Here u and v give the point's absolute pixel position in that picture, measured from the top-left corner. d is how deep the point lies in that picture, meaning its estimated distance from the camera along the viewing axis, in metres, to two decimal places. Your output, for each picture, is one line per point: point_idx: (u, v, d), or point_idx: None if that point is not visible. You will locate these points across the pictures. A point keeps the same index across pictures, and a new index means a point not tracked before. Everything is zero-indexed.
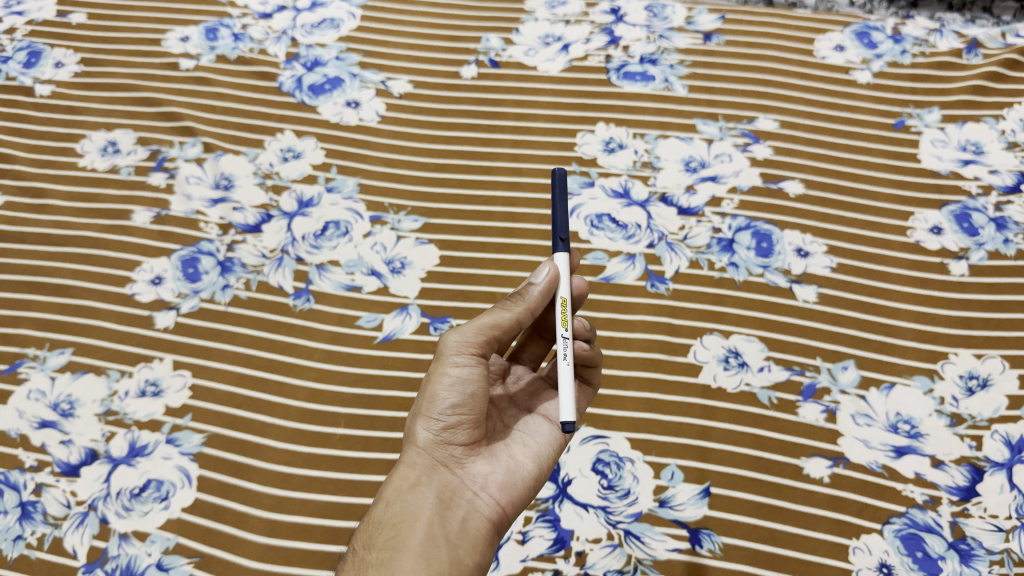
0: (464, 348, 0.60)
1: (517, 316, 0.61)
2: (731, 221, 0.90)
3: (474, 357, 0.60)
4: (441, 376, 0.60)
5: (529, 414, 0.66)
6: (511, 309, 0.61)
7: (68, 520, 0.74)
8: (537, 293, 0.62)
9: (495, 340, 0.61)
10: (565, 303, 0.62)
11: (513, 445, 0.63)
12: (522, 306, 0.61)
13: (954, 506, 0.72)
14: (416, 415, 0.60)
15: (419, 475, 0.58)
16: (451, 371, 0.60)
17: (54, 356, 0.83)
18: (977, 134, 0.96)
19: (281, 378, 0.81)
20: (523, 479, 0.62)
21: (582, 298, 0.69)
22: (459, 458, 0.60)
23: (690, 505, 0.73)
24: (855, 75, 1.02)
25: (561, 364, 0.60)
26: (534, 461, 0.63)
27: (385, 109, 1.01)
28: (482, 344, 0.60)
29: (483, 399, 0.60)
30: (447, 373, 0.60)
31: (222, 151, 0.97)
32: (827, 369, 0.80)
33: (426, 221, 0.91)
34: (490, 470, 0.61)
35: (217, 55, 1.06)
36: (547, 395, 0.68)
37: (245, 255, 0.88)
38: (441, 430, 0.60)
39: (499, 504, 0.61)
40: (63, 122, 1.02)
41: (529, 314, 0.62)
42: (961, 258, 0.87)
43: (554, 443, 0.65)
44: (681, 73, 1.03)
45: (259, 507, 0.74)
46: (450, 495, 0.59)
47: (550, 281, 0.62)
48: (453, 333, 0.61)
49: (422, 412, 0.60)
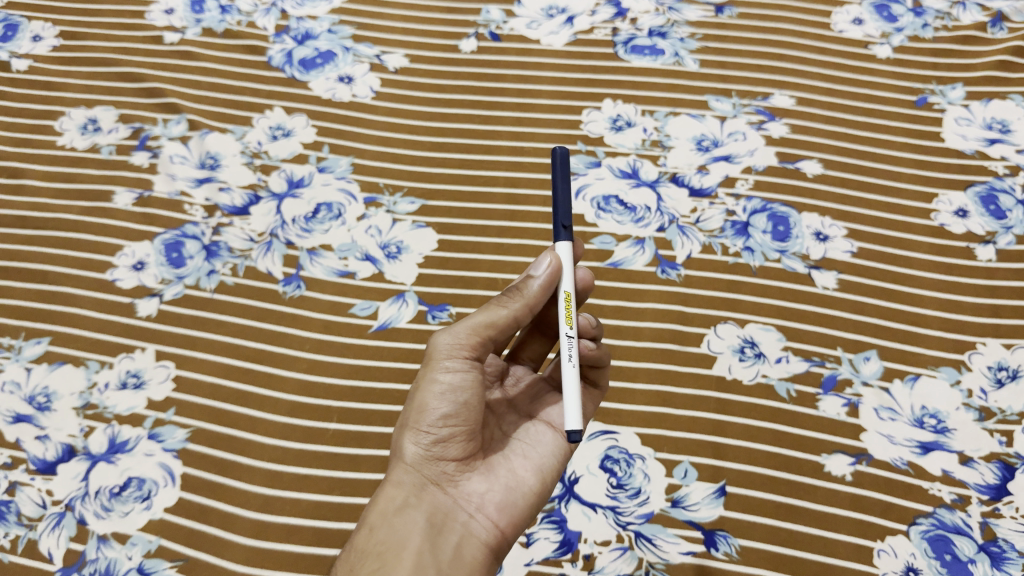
0: (456, 351, 0.55)
1: (514, 314, 0.56)
2: (745, 203, 0.85)
3: (467, 361, 0.55)
4: (431, 383, 0.55)
5: (531, 421, 0.62)
6: (507, 307, 0.56)
7: (43, 522, 0.69)
8: (534, 289, 0.57)
9: (490, 341, 0.56)
10: (568, 298, 0.57)
11: (513, 458, 0.59)
12: (520, 302, 0.57)
13: (983, 506, 0.68)
14: (404, 428, 0.56)
15: (406, 497, 0.54)
16: (442, 378, 0.55)
17: (30, 346, 0.79)
18: (1003, 112, 0.91)
19: (270, 369, 0.76)
20: (523, 496, 0.58)
21: (587, 290, 0.64)
22: (452, 476, 0.56)
23: (705, 505, 0.68)
24: (874, 50, 0.97)
25: (565, 366, 0.56)
26: (536, 477, 0.59)
27: (379, 84, 0.96)
28: (475, 346, 0.56)
29: (477, 408, 0.55)
30: (438, 380, 0.55)
31: (208, 129, 0.92)
32: (848, 361, 0.75)
33: (424, 203, 0.87)
34: (488, 488, 0.57)
35: (203, 29, 1.01)
36: (551, 399, 0.63)
37: (231, 239, 0.84)
38: (431, 445, 0.55)
39: (497, 526, 0.56)
40: (41, 98, 0.96)
41: (528, 311, 0.57)
42: (988, 242, 0.82)
43: (557, 453, 0.61)
44: (692, 46, 0.98)
45: (247, 508, 0.69)
46: (441, 519, 0.54)
47: (550, 274, 0.57)
48: (444, 336, 0.56)
49: (411, 425, 0.55)
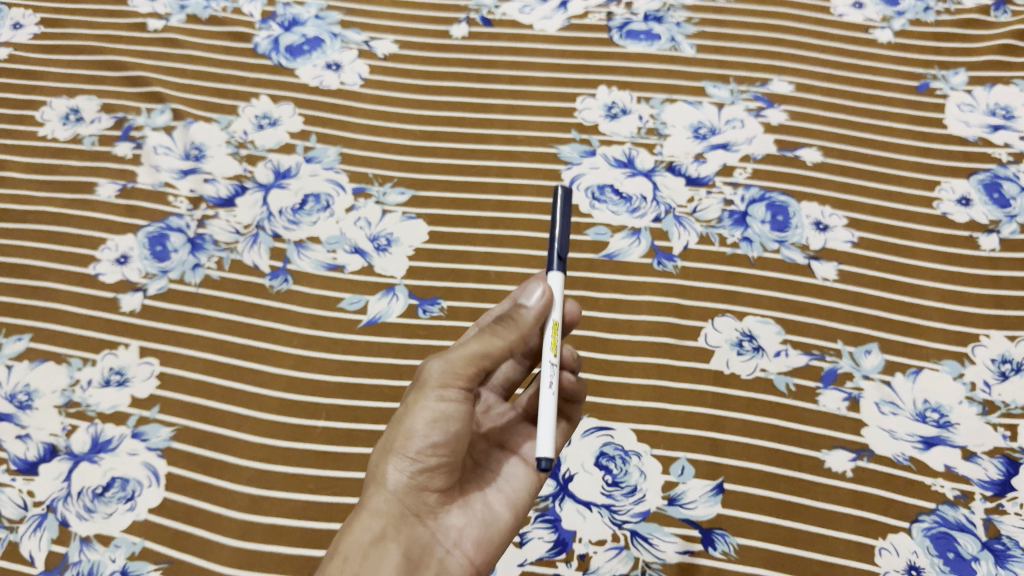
0: (450, 381, 0.53)
1: (510, 345, 0.54)
2: (743, 192, 0.83)
3: (460, 392, 0.54)
4: (421, 412, 0.53)
5: (504, 452, 0.61)
6: (503, 337, 0.54)
7: (25, 524, 0.67)
8: (528, 320, 0.55)
9: (483, 370, 0.54)
10: (556, 327, 0.56)
11: (487, 492, 0.59)
12: (515, 333, 0.54)
13: (987, 502, 0.67)
14: (386, 452, 0.54)
15: (386, 528, 0.52)
16: (433, 407, 0.53)
17: (11, 342, 0.77)
18: (1007, 98, 0.89)
19: (257, 366, 0.74)
20: (497, 532, 0.58)
21: (573, 324, 0.64)
22: (429, 508, 0.55)
23: (702, 503, 0.67)
24: (875, 34, 0.95)
25: (543, 390, 0.55)
26: (509, 511, 0.59)
27: (368, 71, 0.94)
28: (470, 377, 0.54)
29: (464, 441, 0.54)
30: (428, 409, 0.53)
31: (193, 118, 0.90)
32: (848, 354, 0.74)
33: (414, 193, 0.84)
34: (464, 522, 0.57)
35: (188, 15, 0.99)
36: (524, 429, 0.63)
37: (217, 232, 0.82)
38: (414, 474, 0.53)
39: (469, 561, 0.56)
40: (22, 87, 0.94)
41: (521, 342, 0.55)
42: (991, 232, 0.81)
43: (530, 487, 0.61)
44: (689, 31, 0.96)
45: (233, 508, 0.67)
46: (418, 553, 0.53)
47: (544, 305, 0.55)
48: (437, 362, 0.54)
49: (395, 451, 0.53)
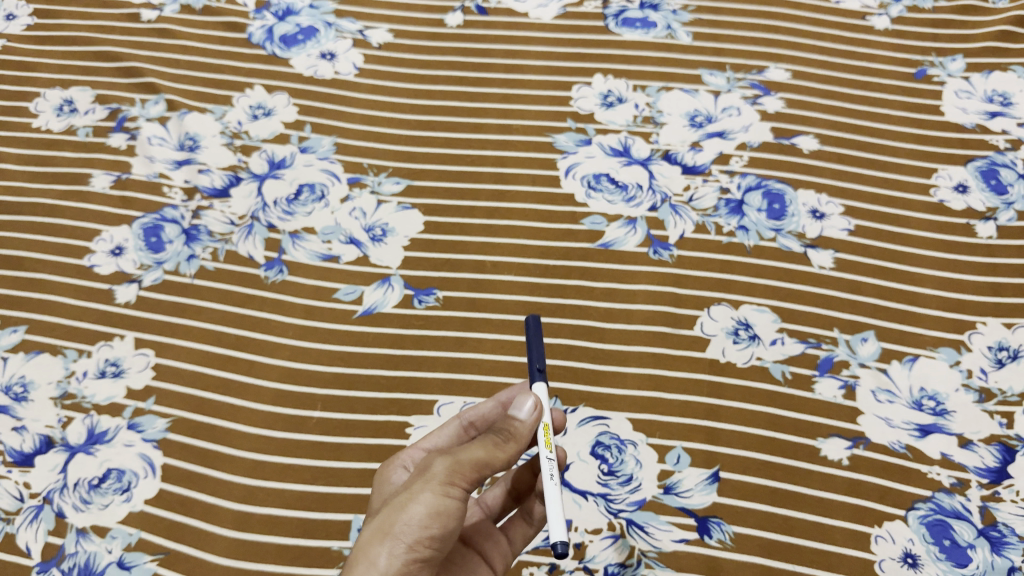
0: (455, 479, 0.50)
1: (511, 457, 0.53)
2: (740, 180, 0.83)
3: (461, 491, 0.51)
4: (422, 504, 0.49)
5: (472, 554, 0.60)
6: (505, 448, 0.52)
7: (21, 515, 0.67)
8: (526, 430, 0.54)
9: (483, 476, 0.52)
10: (550, 431, 0.55)
11: None
12: (515, 445, 0.53)
13: (983, 490, 0.67)
14: (376, 537, 0.49)
15: None
16: (435, 501, 0.49)
17: (6, 334, 0.77)
18: (1004, 84, 0.89)
19: (253, 357, 0.74)
20: None
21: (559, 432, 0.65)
22: None
23: (698, 491, 0.67)
24: (872, 21, 0.94)
25: (547, 484, 0.52)
26: None
27: (363, 60, 0.93)
28: (471, 480, 0.51)
29: (455, 539, 0.51)
30: (429, 502, 0.49)
31: (188, 109, 0.89)
32: (844, 342, 0.74)
33: (409, 183, 0.84)
34: None
35: (182, 6, 0.98)
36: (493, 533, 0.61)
37: (211, 223, 0.81)
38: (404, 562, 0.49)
39: None
40: (16, 79, 0.94)
41: (519, 453, 0.53)
42: (988, 219, 0.80)
43: None
44: (685, 19, 0.95)
45: (229, 499, 0.67)
46: None
47: (540, 415, 0.54)
48: (441, 458, 0.51)
49: (389, 536, 0.49)
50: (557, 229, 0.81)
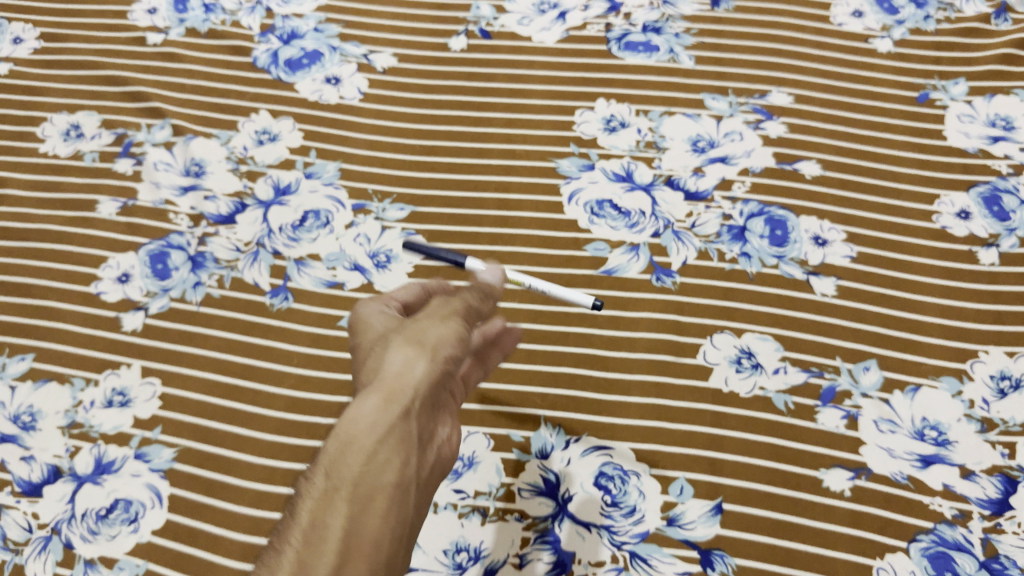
0: (460, 309, 0.53)
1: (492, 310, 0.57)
2: (742, 207, 0.83)
3: (462, 311, 0.53)
4: (436, 324, 0.50)
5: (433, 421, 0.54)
6: (485, 296, 0.56)
7: (30, 546, 0.68)
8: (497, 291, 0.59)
9: (473, 312, 0.54)
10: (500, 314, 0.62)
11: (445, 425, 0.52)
12: (490, 300, 0.57)
13: (985, 521, 0.67)
14: (389, 353, 0.48)
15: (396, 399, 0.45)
16: (447, 321, 0.51)
17: (15, 363, 0.77)
18: (1007, 108, 0.89)
19: (258, 385, 0.74)
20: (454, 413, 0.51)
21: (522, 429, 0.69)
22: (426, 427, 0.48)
23: (701, 523, 0.67)
24: (875, 44, 0.95)
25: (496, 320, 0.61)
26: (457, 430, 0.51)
27: (367, 85, 0.94)
28: (467, 310, 0.53)
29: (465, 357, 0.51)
30: (442, 322, 0.50)
31: (193, 134, 0.90)
32: (847, 371, 0.74)
33: (413, 209, 0.85)
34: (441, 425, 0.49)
35: (187, 28, 0.99)
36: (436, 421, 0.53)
37: (217, 249, 0.82)
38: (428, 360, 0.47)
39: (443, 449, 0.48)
40: (23, 104, 0.94)
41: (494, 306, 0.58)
42: (991, 245, 0.81)
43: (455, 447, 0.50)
44: (688, 42, 0.95)
45: (236, 530, 0.68)
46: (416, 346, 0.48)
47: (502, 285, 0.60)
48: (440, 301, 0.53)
49: (405, 340, 0.48)
50: (560, 256, 0.81)
